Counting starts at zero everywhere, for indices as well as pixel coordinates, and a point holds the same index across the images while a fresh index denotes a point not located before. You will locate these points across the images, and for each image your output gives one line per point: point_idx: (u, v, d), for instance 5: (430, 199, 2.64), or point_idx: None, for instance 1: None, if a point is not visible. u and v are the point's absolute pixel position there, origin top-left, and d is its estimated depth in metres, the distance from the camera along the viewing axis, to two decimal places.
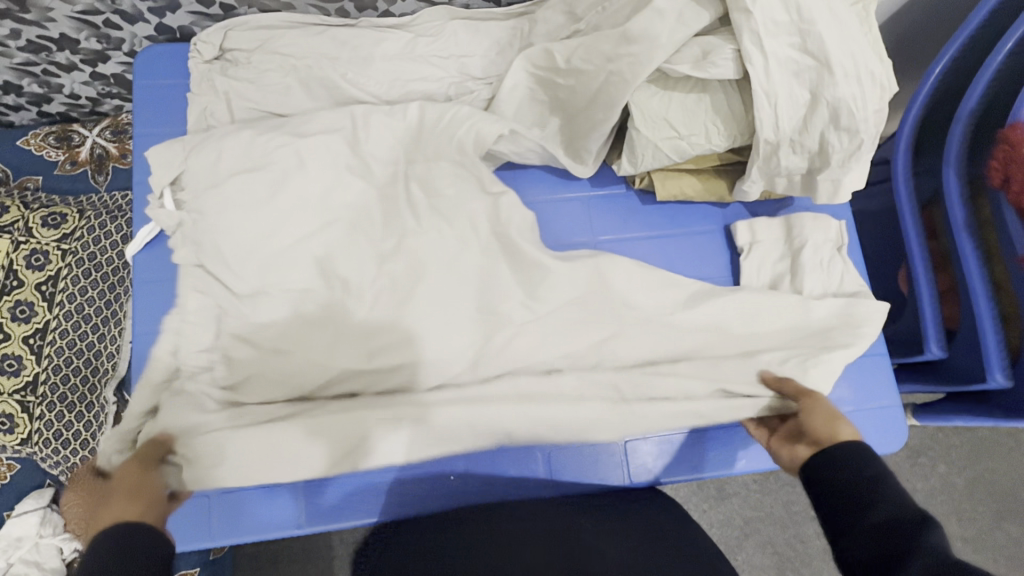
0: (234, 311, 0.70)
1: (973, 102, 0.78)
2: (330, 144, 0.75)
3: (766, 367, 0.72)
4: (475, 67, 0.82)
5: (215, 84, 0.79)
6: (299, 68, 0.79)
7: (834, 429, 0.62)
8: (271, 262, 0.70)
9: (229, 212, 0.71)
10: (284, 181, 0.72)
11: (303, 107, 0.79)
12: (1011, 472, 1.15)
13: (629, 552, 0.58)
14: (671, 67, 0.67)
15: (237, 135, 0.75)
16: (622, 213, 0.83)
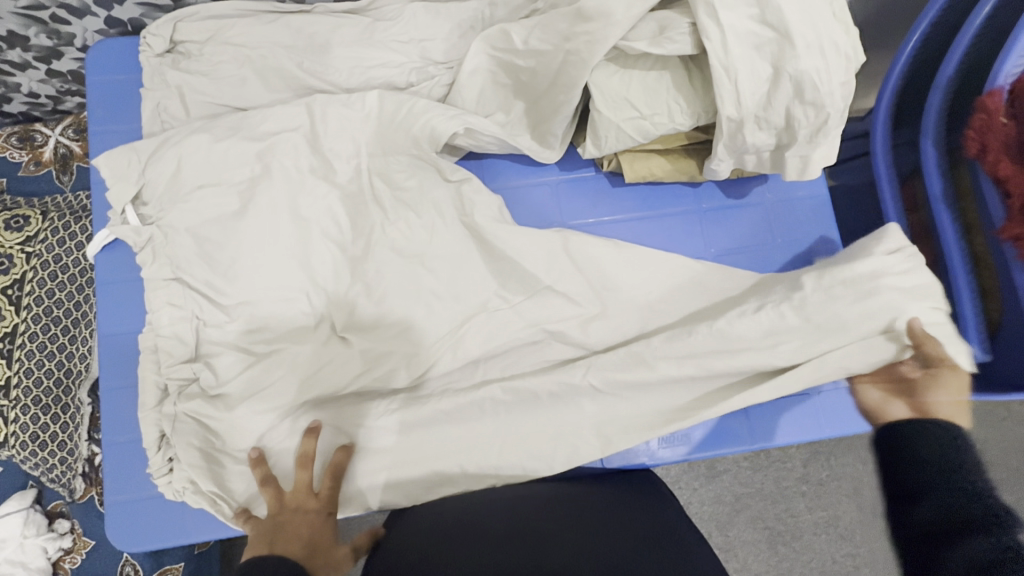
0: (217, 315, 0.72)
1: (950, 68, 0.76)
2: (289, 141, 0.74)
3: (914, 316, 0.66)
4: (436, 51, 0.79)
5: (167, 79, 0.77)
6: (254, 59, 0.77)
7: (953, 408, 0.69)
8: (239, 265, 0.71)
9: (201, 221, 0.72)
10: (252, 192, 0.73)
11: (259, 99, 0.77)
12: (1000, 440, 1.14)
13: (608, 544, 0.57)
14: (628, 44, 0.65)
15: (196, 137, 0.74)
16: (593, 195, 0.82)
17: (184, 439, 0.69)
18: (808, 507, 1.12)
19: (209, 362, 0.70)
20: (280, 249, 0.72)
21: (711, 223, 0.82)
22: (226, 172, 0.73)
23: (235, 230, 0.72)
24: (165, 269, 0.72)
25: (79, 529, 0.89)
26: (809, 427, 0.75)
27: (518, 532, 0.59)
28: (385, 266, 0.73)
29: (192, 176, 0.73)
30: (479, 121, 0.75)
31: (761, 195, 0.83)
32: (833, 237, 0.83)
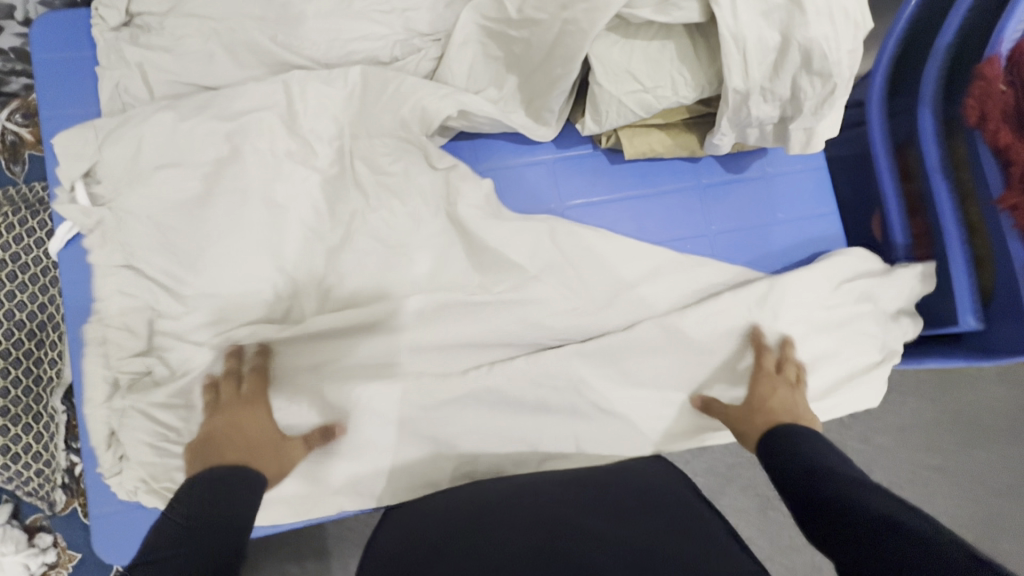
0: (180, 309, 0.66)
1: (949, 35, 0.75)
2: (261, 123, 0.68)
3: (757, 324, 0.73)
4: (421, 21, 0.73)
5: (124, 55, 0.70)
6: (222, 33, 0.70)
7: (766, 400, 0.69)
8: (215, 258, 0.66)
9: (161, 211, 0.66)
10: (220, 176, 0.67)
11: (231, 78, 0.71)
12: (976, 401, 1.18)
13: (621, 523, 0.55)
14: (631, 12, 0.62)
15: (158, 117, 0.67)
16: (590, 174, 0.79)
17: (164, 443, 0.65)
18: None
19: (161, 356, 0.66)
20: (252, 238, 0.67)
21: (711, 199, 0.80)
22: (190, 155, 0.67)
23: (205, 219, 0.66)
24: (116, 255, 0.67)
25: (62, 543, 0.86)
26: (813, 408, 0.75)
27: (538, 524, 0.55)
28: (371, 253, 0.69)
29: (154, 161, 0.67)
30: (469, 99, 0.70)
31: (761, 169, 0.81)
32: (830, 212, 0.82)
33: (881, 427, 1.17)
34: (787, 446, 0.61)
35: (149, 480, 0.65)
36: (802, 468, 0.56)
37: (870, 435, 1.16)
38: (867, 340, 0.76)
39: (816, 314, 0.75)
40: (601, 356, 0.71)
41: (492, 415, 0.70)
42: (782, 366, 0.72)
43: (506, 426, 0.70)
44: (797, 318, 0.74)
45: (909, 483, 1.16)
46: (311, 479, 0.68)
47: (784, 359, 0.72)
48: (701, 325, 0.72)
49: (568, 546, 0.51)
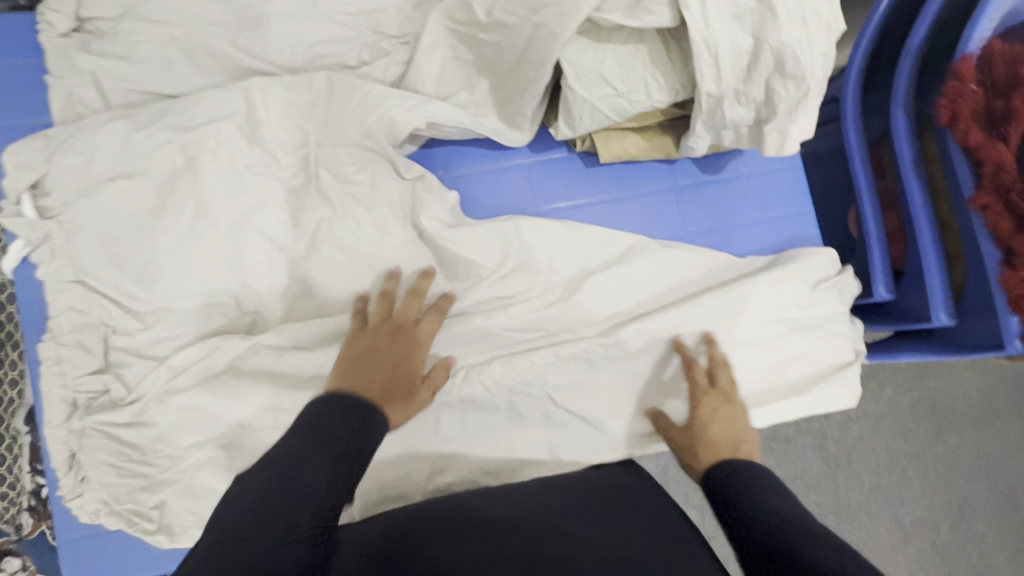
0: (136, 326, 0.65)
1: (922, 33, 0.74)
2: (221, 132, 0.66)
3: (676, 334, 0.72)
4: (389, 23, 0.71)
5: (76, 63, 0.67)
6: (179, 38, 0.67)
7: (707, 426, 0.65)
8: (176, 270, 0.64)
9: (111, 223, 0.64)
10: (171, 186, 0.65)
11: (191, 85, 0.69)
12: (949, 388, 1.21)
13: (603, 530, 0.55)
14: (602, 16, 0.61)
15: (112, 127, 0.65)
16: (567, 178, 0.78)
17: (127, 462, 0.63)
18: (776, 463, 1.15)
19: (118, 374, 0.64)
20: (208, 249, 0.64)
21: (689, 201, 0.80)
22: (143, 165, 0.65)
23: (156, 233, 0.64)
24: (67, 271, 0.64)
25: (31, 565, 0.83)
26: (792, 409, 0.74)
27: (490, 521, 0.55)
28: (340, 263, 0.67)
29: (106, 172, 0.64)
30: (438, 105, 0.69)
31: (737, 170, 0.81)
32: (804, 212, 0.82)
33: (859, 417, 1.18)
34: (736, 474, 0.58)
35: (110, 500, 0.64)
36: (739, 475, 0.57)
37: (848, 424, 1.18)
38: (840, 341, 0.77)
39: (788, 314, 0.75)
40: (575, 363, 0.70)
41: (468, 422, 0.69)
42: (715, 379, 0.69)
43: (483, 433, 0.70)
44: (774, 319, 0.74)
45: (884, 470, 1.18)
46: None
47: (716, 370, 0.69)
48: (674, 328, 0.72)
49: (553, 554, 0.50)
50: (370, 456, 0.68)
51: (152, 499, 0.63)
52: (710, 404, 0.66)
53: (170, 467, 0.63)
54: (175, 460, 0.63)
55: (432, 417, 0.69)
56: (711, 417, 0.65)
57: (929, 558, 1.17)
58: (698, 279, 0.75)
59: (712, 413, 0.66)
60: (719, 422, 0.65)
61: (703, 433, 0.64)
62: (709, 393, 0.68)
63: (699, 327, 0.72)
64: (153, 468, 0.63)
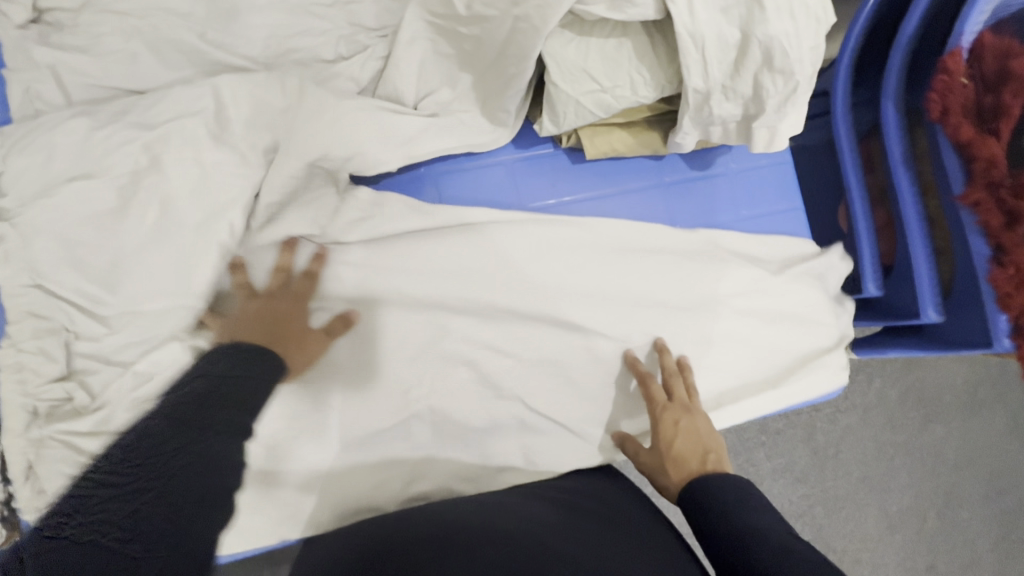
0: (102, 330, 0.61)
1: (912, 26, 0.73)
2: (186, 129, 0.63)
3: (628, 348, 0.71)
4: (367, 15, 0.70)
5: (33, 56, 0.64)
6: (144, 30, 0.65)
7: (671, 443, 0.66)
8: (144, 271, 0.61)
9: (70, 225, 0.60)
10: (136, 184, 0.62)
11: (156, 79, 0.66)
12: (936, 378, 1.21)
13: (586, 533, 0.54)
14: (585, 8, 0.59)
15: (72, 124, 0.62)
16: (552, 174, 0.76)
17: None
18: (767, 455, 1.15)
19: (84, 381, 0.61)
20: (177, 250, 0.61)
21: (675, 198, 0.78)
22: (105, 163, 0.62)
23: (121, 234, 0.61)
24: (23, 275, 0.60)
25: None
26: (770, 407, 0.76)
27: (454, 526, 0.55)
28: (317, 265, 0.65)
29: (66, 171, 0.61)
30: (392, 153, 0.68)
31: (726, 165, 0.80)
32: (792, 208, 0.81)
33: (847, 408, 1.18)
34: (710, 490, 0.58)
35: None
36: (713, 489, 0.58)
37: (837, 416, 1.18)
38: (819, 333, 0.78)
39: (769, 311, 0.76)
40: (557, 365, 0.69)
41: (451, 423, 0.68)
42: (672, 391, 0.69)
43: (467, 433, 0.69)
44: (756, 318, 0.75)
45: (872, 460, 1.18)
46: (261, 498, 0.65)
47: (671, 381, 0.69)
48: (655, 328, 0.72)
49: (535, 557, 0.49)
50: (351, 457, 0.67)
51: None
52: (671, 420, 0.67)
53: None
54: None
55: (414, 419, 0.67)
56: (674, 433, 0.66)
57: (915, 547, 1.18)
58: (690, 276, 0.73)
59: (675, 428, 0.66)
60: (682, 437, 0.66)
61: (668, 451, 0.65)
62: (669, 407, 0.68)
63: (681, 326, 0.72)
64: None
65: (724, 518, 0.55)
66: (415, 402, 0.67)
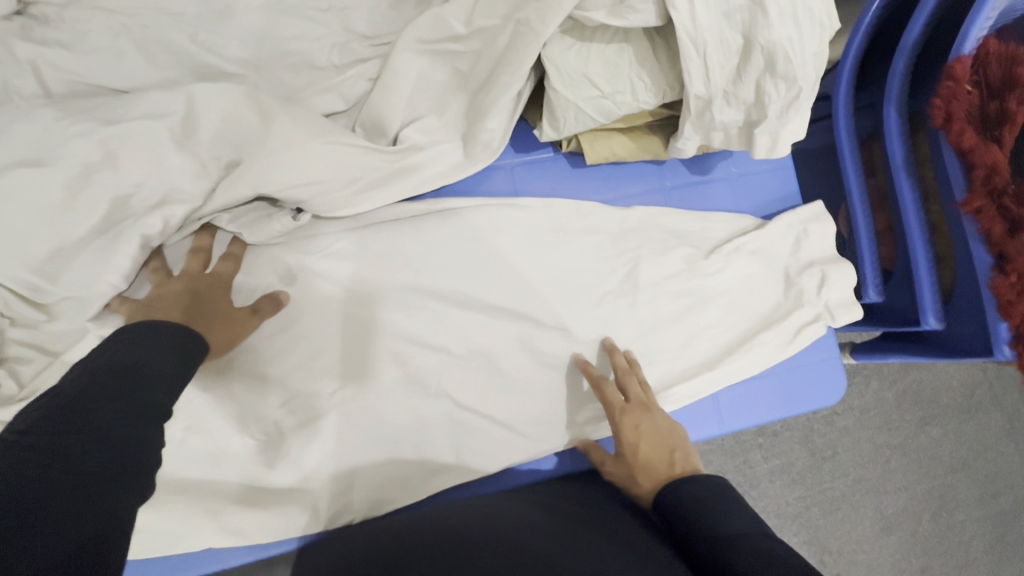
0: (41, 316, 0.62)
1: (917, 30, 0.72)
2: (149, 130, 0.61)
3: (576, 351, 0.72)
4: (360, 21, 0.69)
5: (13, 49, 0.62)
6: (133, 29, 0.65)
7: (635, 448, 0.65)
8: (87, 259, 0.61)
9: (10, 215, 0.58)
10: (86, 177, 0.60)
11: (141, 77, 0.65)
12: (934, 380, 1.21)
13: (572, 539, 0.54)
14: (585, 14, 0.58)
15: (38, 113, 0.60)
16: (552, 179, 0.75)
17: None
18: (764, 457, 1.15)
19: (14, 368, 0.62)
20: (122, 246, 0.61)
21: (676, 202, 0.78)
22: (57, 154, 0.60)
23: (68, 224, 0.60)
24: None
25: None
26: (767, 407, 0.78)
27: (429, 530, 0.56)
28: (313, 268, 0.68)
29: (23, 160, 0.59)
30: (341, 197, 0.66)
31: (726, 170, 0.80)
32: (752, 208, 0.80)
33: (843, 410, 1.18)
34: (682, 498, 0.58)
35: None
36: (689, 499, 0.57)
37: (834, 418, 1.18)
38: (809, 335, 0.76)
39: (741, 304, 0.76)
40: (545, 359, 0.72)
41: (444, 424, 0.70)
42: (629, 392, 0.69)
43: (432, 431, 0.69)
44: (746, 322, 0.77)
45: (868, 461, 1.18)
46: (253, 500, 0.65)
47: (624, 380, 0.69)
48: (646, 331, 0.74)
49: (521, 561, 0.49)
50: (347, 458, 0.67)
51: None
52: (630, 422, 0.66)
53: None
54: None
55: (409, 418, 0.69)
56: (635, 437, 0.66)
57: (910, 549, 1.18)
58: (678, 275, 0.75)
59: (635, 432, 0.66)
60: (643, 439, 0.65)
61: (633, 458, 0.65)
62: (627, 410, 0.67)
63: (670, 332, 0.74)
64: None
65: (706, 524, 0.54)
66: (400, 403, 0.68)
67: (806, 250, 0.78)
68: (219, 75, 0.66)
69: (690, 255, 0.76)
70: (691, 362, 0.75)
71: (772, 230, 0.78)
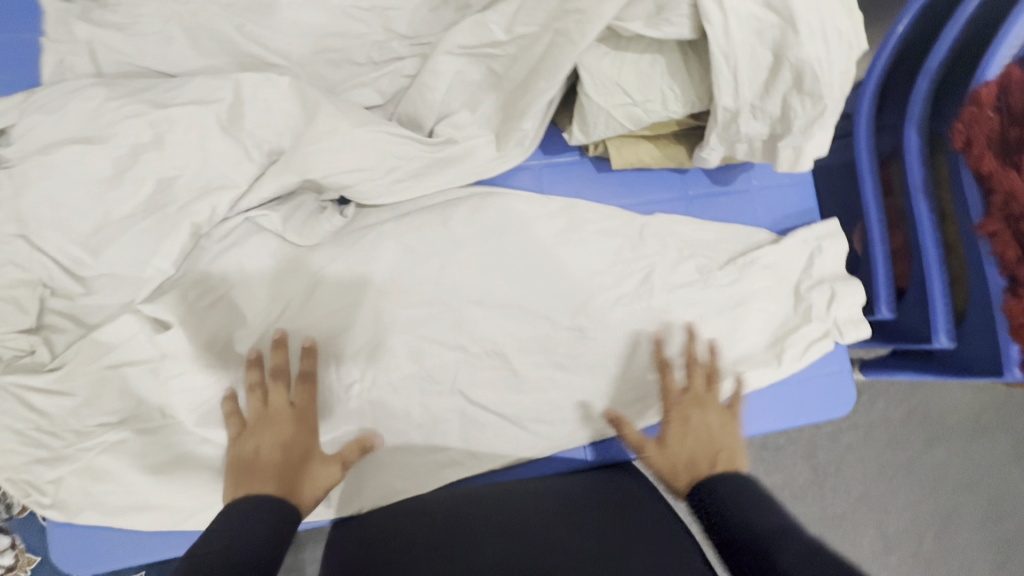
0: (81, 290, 0.65)
1: (940, 55, 0.74)
2: (195, 115, 0.64)
3: (659, 328, 0.75)
4: (401, 22, 0.72)
5: (73, 30, 0.67)
6: (183, 16, 0.67)
7: (678, 434, 0.67)
8: (126, 235, 0.63)
9: (63, 188, 0.62)
10: (134, 157, 0.63)
11: (189, 64, 0.68)
12: (941, 402, 1.22)
13: (587, 537, 0.56)
14: (622, 24, 0.60)
15: (91, 92, 0.64)
16: (577, 182, 0.78)
17: (35, 431, 0.64)
18: (766, 472, 1.16)
19: (49, 337, 0.66)
20: (159, 229, 0.64)
21: (697, 211, 0.80)
22: (107, 133, 0.63)
23: (111, 204, 0.63)
24: (10, 224, 0.63)
25: (20, 545, 0.88)
26: (780, 416, 0.79)
27: (435, 521, 0.60)
28: (342, 259, 0.70)
29: (78, 138, 0.63)
30: (382, 185, 0.69)
31: (747, 182, 0.82)
32: (766, 217, 0.82)
33: (849, 427, 1.19)
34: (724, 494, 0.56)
35: (6, 468, 0.64)
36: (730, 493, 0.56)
37: (837, 436, 1.19)
38: (817, 346, 0.78)
39: (753, 314, 0.78)
40: (561, 356, 0.74)
41: (460, 415, 0.72)
42: (688, 384, 0.72)
43: (445, 419, 0.71)
44: (761, 334, 0.78)
45: (872, 479, 1.19)
46: None
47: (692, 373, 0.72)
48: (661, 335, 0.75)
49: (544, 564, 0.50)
50: (367, 440, 0.70)
51: (49, 474, 0.65)
52: (682, 412, 0.69)
53: (74, 443, 0.65)
54: (83, 436, 0.66)
55: (426, 407, 0.71)
56: (679, 427, 0.67)
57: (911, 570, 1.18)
58: (691, 283, 0.77)
59: (682, 422, 0.68)
60: (691, 432, 0.67)
61: (672, 442, 0.66)
62: (681, 399, 0.70)
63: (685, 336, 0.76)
64: (58, 441, 0.65)
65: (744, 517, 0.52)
66: (415, 392, 0.71)
67: (819, 267, 0.79)
68: (262, 65, 0.69)
69: (704, 265, 0.77)
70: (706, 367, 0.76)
71: (787, 245, 0.79)
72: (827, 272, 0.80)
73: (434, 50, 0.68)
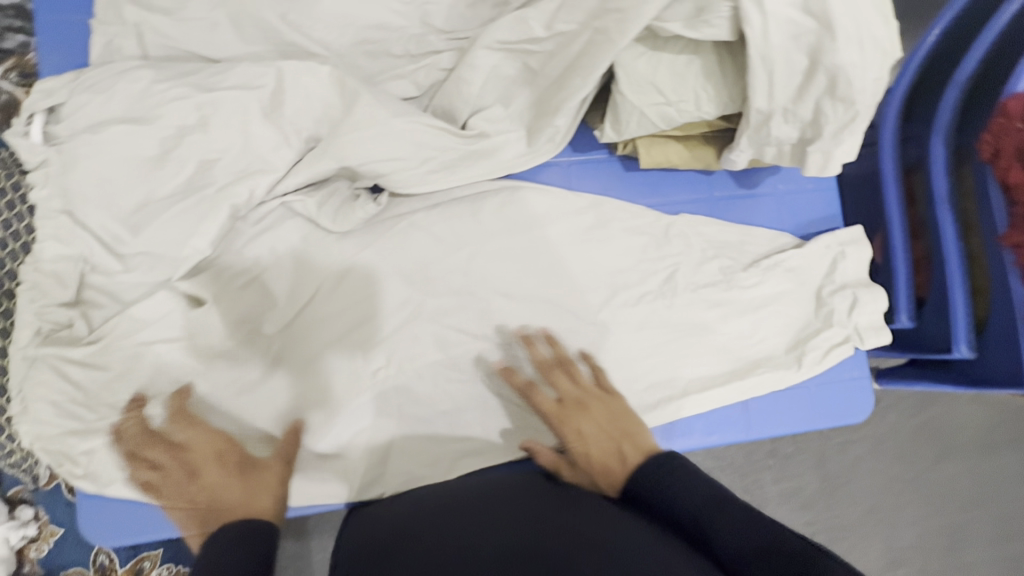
0: (117, 267, 0.66)
1: (970, 67, 0.75)
2: (238, 99, 0.66)
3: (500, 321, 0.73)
4: (439, 17, 0.73)
5: (123, 13, 0.69)
6: (229, 3, 0.69)
7: (585, 444, 0.63)
8: (165, 214, 0.65)
9: (109, 166, 0.64)
10: (177, 138, 0.65)
11: (232, 51, 0.70)
12: (954, 416, 1.22)
13: (593, 512, 0.53)
14: (661, 25, 0.62)
15: (137, 74, 0.66)
16: (604, 180, 0.79)
17: (69, 402, 0.66)
18: (775, 479, 1.16)
19: (86, 312, 0.68)
20: (198, 209, 0.65)
21: (722, 212, 0.81)
22: (152, 114, 0.65)
23: (153, 183, 0.65)
24: (56, 199, 0.65)
25: (43, 517, 0.90)
26: (798, 419, 0.80)
27: (440, 507, 0.59)
28: (373, 247, 0.71)
29: (124, 118, 0.65)
30: (417, 174, 0.70)
31: (772, 186, 0.83)
32: (790, 221, 0.83)
33: (860, 437, 1.19)
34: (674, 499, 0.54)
35: (41, 438, 0.65)
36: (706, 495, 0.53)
37: (847, 446, 1.19)
38: (837, 351, 0.78)
39: (773, 317, 0.78)
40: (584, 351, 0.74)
41: (481, 405, 0.73)
42: (558, 391, 0.68)
43: (466, 408, 0.73)
44: (781, 337, 0.79)
45: (880, 491, 1.19)
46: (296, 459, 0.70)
47: (552, 376, 0.69)
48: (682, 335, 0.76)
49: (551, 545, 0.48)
50: (388, 425, 0.71)
51: (82, 445, 0.65)
52: (576, 423, 0.65)
53: (107, 417, 0.66)
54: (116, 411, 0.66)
55: (447, 396, 0.72)
56: (583, 435, 0.64)
57: None
58: (713, 285, 0.77)
59: (582, 430, 0.65)
60: (595, 436, 0.64)
61: (585, 455, 0.63)
62: (575, 405, 0.67)
63: (705, 336, 0.77)
64: (91, 414, 0.66)
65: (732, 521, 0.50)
66: (438, 381, 0.72)
67: (842, 273, 0.80)
68: (302, 54, 0.71)
69: (727, 266, 0.78)
70: (725, 368, 0.77)
71: (810, 249, 0.80)
72: (850, 278, 0.80)
73: (473, 44, 0.70)
